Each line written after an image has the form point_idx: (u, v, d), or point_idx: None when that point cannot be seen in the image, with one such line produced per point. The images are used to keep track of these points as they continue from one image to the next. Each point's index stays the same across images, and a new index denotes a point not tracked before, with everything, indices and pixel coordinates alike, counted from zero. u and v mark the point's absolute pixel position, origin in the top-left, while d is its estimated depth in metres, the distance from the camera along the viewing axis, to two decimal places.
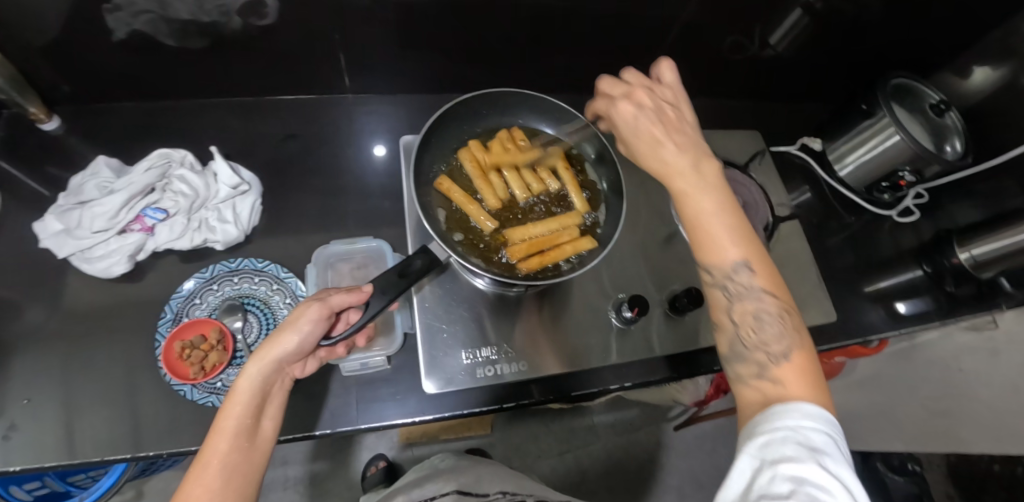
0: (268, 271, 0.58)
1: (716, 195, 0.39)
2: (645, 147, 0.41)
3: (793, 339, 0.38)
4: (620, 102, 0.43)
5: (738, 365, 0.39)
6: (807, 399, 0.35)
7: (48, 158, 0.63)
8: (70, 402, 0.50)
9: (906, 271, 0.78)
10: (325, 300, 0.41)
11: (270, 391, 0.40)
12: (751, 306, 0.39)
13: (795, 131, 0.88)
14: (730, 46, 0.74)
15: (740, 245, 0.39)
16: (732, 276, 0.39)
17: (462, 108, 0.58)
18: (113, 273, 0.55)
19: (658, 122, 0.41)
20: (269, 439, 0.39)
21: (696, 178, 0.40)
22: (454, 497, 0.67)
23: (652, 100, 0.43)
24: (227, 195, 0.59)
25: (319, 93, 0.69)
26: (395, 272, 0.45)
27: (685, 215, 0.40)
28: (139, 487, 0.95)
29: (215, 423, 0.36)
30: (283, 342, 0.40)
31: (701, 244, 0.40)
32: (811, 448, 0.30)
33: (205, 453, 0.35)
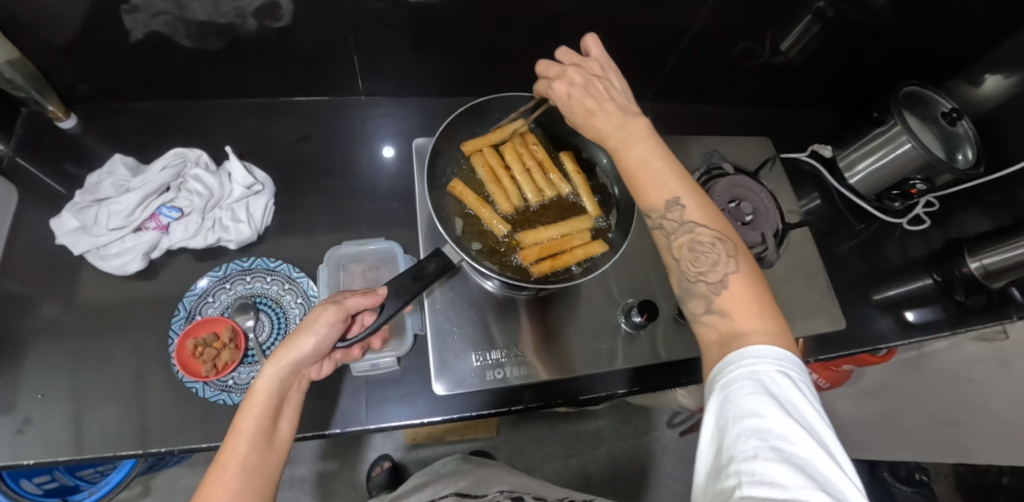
0: (280, 271, 0.58)
1: (647, 143, 0.40)
2: (579, 119, 0.42)
3: (730, 263, 0.38)
4: (554, 83, 0.43)
5: (688, 303, 0.38)
6: (752, 324, 0.34)
7: (65, 157, 0.64)
8: (84, 397, 0.51)
9: (916, 279, 0.78)
10: (341, 302, 0.42)
11: (287, 394, 0.40)
12: (686, 239, 0.39)
13: (805, 137, 0.88)
14: (741, 52, 0.75)
15: (670, 183, 0.39)
16: (667, 214, 0.39)
17: (475, 111, 0.59)
18: (127, 270, 0.56)
19: (588, 95, 0.42)
20: (286, 441, 0.39)
21: (624, 130, 0.40)
22: (453, 499, 0.69)
23: (582, 75, 0.43)
24: (240, 195, 0.60)
25: (331, 95, 0.70)
26: (410, 275, 0.45)
27: (623, 167, 0.41)
28: (146, 483, 0.96)
29: (234, 424, 0.36)
30: (300, 344, 0.40)
31: (636, 190, 0.40)
32: (769, 394, 0.30)
33: (224, 454, 0.35)
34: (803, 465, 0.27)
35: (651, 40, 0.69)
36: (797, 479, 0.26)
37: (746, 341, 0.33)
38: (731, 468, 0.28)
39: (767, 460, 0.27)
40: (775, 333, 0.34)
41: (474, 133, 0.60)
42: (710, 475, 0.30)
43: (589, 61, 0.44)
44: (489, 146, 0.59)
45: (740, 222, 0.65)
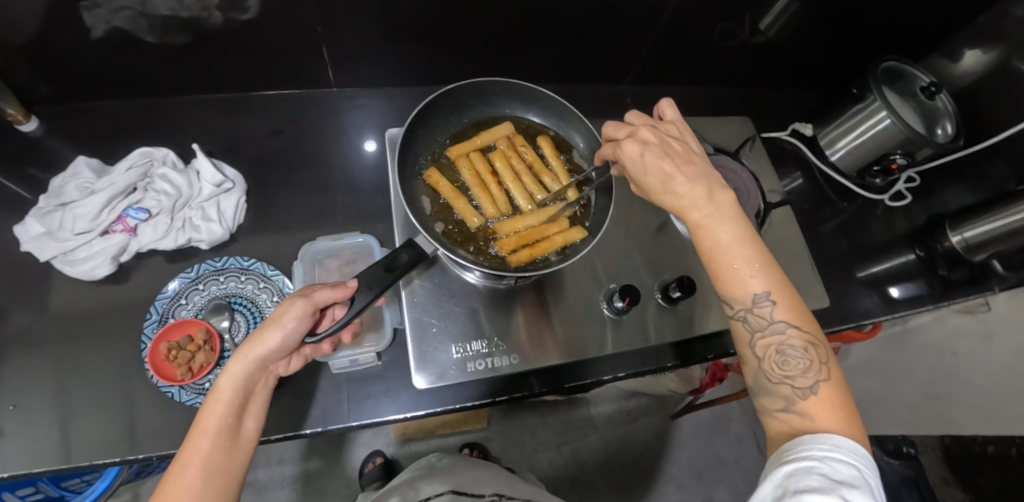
0: (255, 269, 0.57)
1: (735, 225, 0.39)
2: (655, 184, 0.41)
3: (821, 371, 0.37)
4: (624, 142, 0.42)
5: (764, 397, 0.38)
6: (837, 431, 0.34)
7: (28, 160, 0.61)
8: (58, 407, 0.49)
9: (899, 255, 0.78)
10: (309, 296, 0.41)
11: (253, 391, 0.39)
12: (774, 340, 0.38)
13: (787, 117, 0.87)
14: (720, 33, 0.74)
15: (760, 277, 0.38)
16: (753, 309, 0.38)
17: (448, 99, 0.57)
18: (97, 275, 0.54)
19: (664, 157, 0.40)
20: (252, 439, 0.38)
21: (712, 208, 0.39)
22: (449, 497, 0.68)
23: (655, 136, 0.43)
24: (211, 193, 0.58)
25: (305, 88, 0.68)
26: (381, 267, 0.44)
27: (702, 247, 0.39)
28: (135, 490, 0.95)
29: (196, 423, 0.36)
30: (266, 341, 0.39)
31: (719, 278, 0.39)
32: (835, 481, 0.30)
33: (186, 453, 0.35)
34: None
35: (629, 22, 0.68)
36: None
37: (825, 434, 0.34)
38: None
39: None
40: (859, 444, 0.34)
41: (449, 122, 0.59)
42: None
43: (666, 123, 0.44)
44: (476, 150, 0.57)
45: None
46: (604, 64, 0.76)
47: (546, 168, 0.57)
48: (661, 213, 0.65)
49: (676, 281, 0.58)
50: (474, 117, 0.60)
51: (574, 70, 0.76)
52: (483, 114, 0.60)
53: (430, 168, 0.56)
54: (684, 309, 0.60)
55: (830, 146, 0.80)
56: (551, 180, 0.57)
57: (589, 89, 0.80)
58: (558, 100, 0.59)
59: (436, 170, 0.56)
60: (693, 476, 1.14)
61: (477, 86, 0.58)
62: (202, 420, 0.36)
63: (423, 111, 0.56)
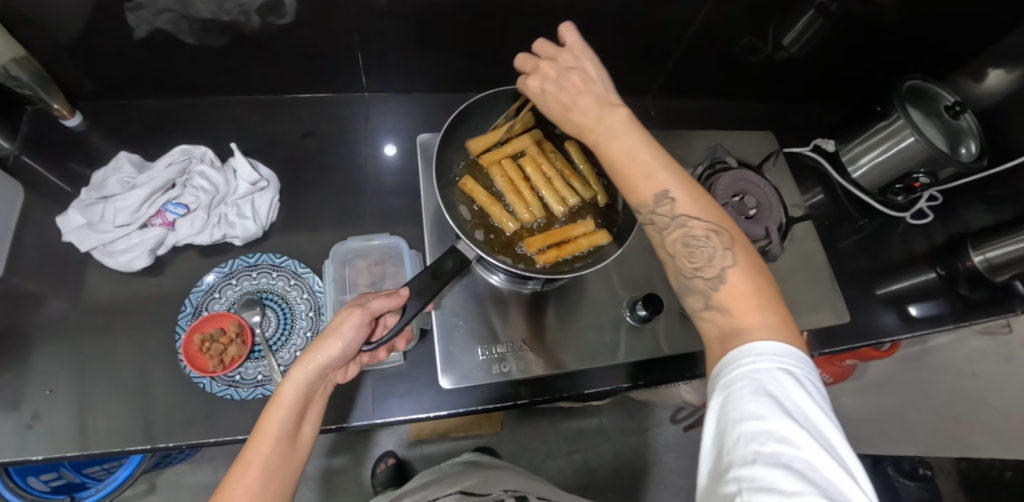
0: (286, 267, 0.58)
1: (630, 136, 0.38)
2: (557, 115, 0.41)
3: (727, 257, 0.36)
4: (527, 80, 0.43)
5: (687, 298, 0.37)
6: (754, 320, 0.33)
7: (70, 154, 0.64)
8: (92, 393, 0.51)
9: (919, 274, 0.78)
10: (365, 305, 0.41)
11: (312, 398, 0.40)
12: (679, 234, 0.37)
13: (808, 132, 0.88)
14: (744, 47, 0.75)
15: (657, 178, 0.37)
16: (656, 209, 0.37)
17: (479, 105, 0.59)
18: (133, 267, 0.56)
19: (562, 91, 0.41)
20: (309, 443, 0.39)
21: (603, 127, 0.39)
22: (456, 498, 0.71)
23: (556, 69, 0.42)
24: (246, 192, 0.60)
25: (336, 92, 0.70)
26: (430, 273, 0.46)
27: (608, 164, 0.39)
28: (152, 480, 0.97)
29: (258, 426, 0.36)
30: (326, 347, 0.40)
31: (625, 187, 0.38)
32: (769, 395, 0.28)
33: (248, 454, 0.36)
34: (804, 470, 0.26)
35: (654, 35, 0.69)
36: (799, 486, 0.25)
37: (748, 337, 0.32)
38: (730, 474, 0.27)
39: (766, 466, 0.26)
40: (778, 326, 0.33)
41: (479, 127, 0.60)
42: (712, 478, 0.29)
43: (563, 51, 0.42)
44: (508, 157, 0.58)
45: (744, 217, 0.64)
46: (628, 76, 0.77)
47: (573, 178, 0.58)
48: None
49: None
50: None
51: None
52: None
53: (466, 176, 0.57)
54: None
55: (852, 162, 0.79)
56: (580, 185, 0.58)
57: None
58: None
59: (471, 176, 0.57)
60: None
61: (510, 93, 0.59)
62: (263, 423, 0.37)
63: (456, 118, 0.57)
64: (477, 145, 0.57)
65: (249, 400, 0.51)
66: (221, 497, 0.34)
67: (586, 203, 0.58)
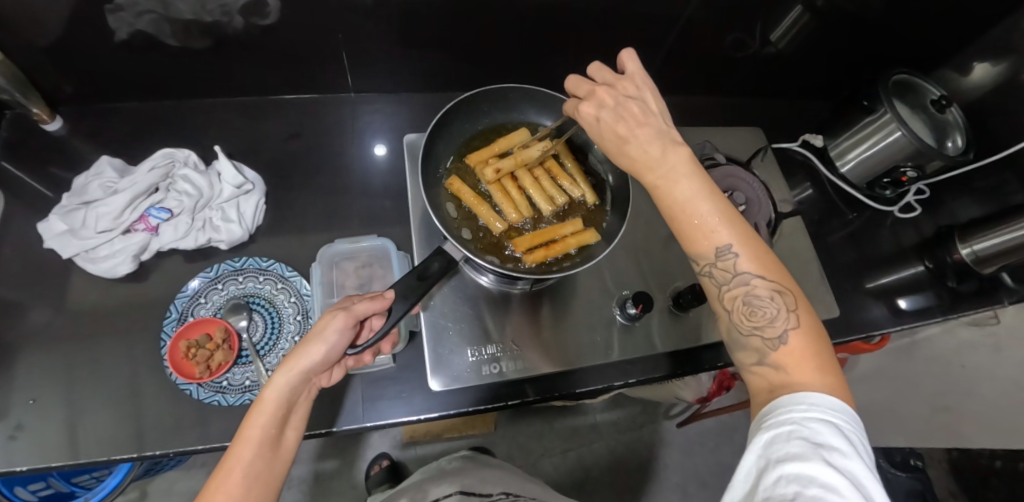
0: (273, 270, 0.58)
1: (691, 180, 0.36)
2: (611, 145, 0.39)
3: (790, 318, 0.35)
4: (580, 106, 0.40)
5: (738, 352, 0.37)
6: (813, 383, 0.32)
7: (51, 159, 0.63)
8: (77, 402, 0.50)
9: (907, 267, 0.78)
10: (349, 309, 0.41)
11: (296, 402, 0.40)
12: (740, 291, 0.36)
13: (797, 127, 0.88)
14: (732, 43, 0.75)
15: (718, 230, 0.36)
16: (718, 262, 0.36)
17: (465, 104, 0.58)
18: (117, 273, 0.55)
19: (620, 121, 0.38)
20: (292, 448, 0.39)
21: (664, 168, 0.36)
22: (457, 498, 0.68)
23: (612, 97, 0.39)
24: (231, 195, 0.59)
25: (322, 92, 0.69)
26: (415, 276, 0.46)
27: (665, 208, 0.37)
28: (143, 487, 0.96)
29: (241, 430, 0.36)
30: (310, 351, 0.40)
31: (683, 235, 0.37)
32: (818, 443, 0.28)
33: (231, 458, 0.35)
34: None
35: (641, 32, 0.69)
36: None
37: (802, 392, 0.32)
38: None
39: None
40: (838, 394, 0.32)
41: (466, 127, 0.60)
42: None
43: (622, 79, 0.40)
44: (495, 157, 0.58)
45: None
46: None
47: (561, 177, 0.58)
48: None
49: (688, 289, 0.59)
50: (490, 123, 0.61)
51: None
52: (498, 120, 0.61)
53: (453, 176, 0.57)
54: (694, 318, 0.61)
55: (840, 157, 0.80)
56: (568, 184, 0.57)
57: None
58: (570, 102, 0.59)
59: (458, 176, 0.57)
60: (699, 486, 1.13)
61: (496, 92, 0.59)
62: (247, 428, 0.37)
63: (442, 117, 0.57)
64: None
65: (237, 406, 0.50)
66: None
67: (574, 202, 0.58)
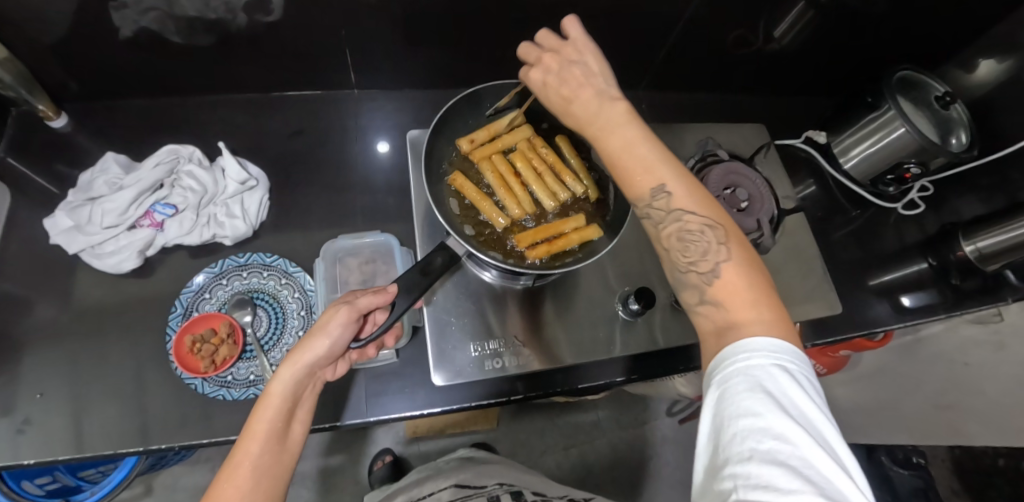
0: (277, 266, 0.57)
1: (625, 132, 0.38)
2: (558, 108, 0.41)
3: (722, 251, 0.36)
4: (529, 71, 0.42)
5: (682, 293, 0.37)
6: (748, 314, 0.33)
7: (57, 156, 0.63)
8: (84, 396, 0.51)
9: (911, 265, 0.79)
10: (352, 303, 0.41)
11: (301, 396, 0.40)
12: (674, 228, 0.37)
13: (800, 124, 0.88)
14: (735, 40, 0.75)
15: (656, 170, 0.37)
16: (653, 203, 0.37)
17: (468, 99, 0.58)
18: (123, 268, 0.56)
19: (564, 84, 0.40)
20: (298, 443, 0.39)
21: (602, 121, 0.39)
22: (451, 492, 0.70)
23: (559, 62, 0.41)
24: (235, 191, 0.59)
25: (326, 89, 0.70)
26: (419, 272, 0.46)
27: (606, 156, 0.39)
28: (148, 482, 0.96)
29: (247, 426, 0.36)
30: (314, 346, 0.40)
31: (622, 181, 0.38)
32: (766, 391, 0.28)
33: (238, 452, 0.36)
34: (801, 468, 0.25)
35: (643, 29, 0.69)
36: (794, 482, 0.25)
37: (741, 329, 0.32)
38: (725, 471, 0.27)
39: (763, 464, 0.26)
40: (773, 321, 0.32)
41: (468, 123, 0.60)
42: (707, 475, 0.28)
43: (567, 45, 0.41)
44: (498, 152, 0.58)
45: (735, 210, 0.62)
46: (620, 70, 0.77)
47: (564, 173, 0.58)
48: None
49: None
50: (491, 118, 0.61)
51: None
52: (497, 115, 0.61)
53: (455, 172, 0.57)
54: None
55: (844, 154, 0.80)
56: (571, 181, 0.57)
57: None
58: None
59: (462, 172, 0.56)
60: None
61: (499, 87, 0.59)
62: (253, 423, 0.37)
63: (445, 114, 0.57)
64: (468, 140, 0.56)
65: (242, 400, 0.51)
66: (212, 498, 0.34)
67: (576, 199, 0.58)
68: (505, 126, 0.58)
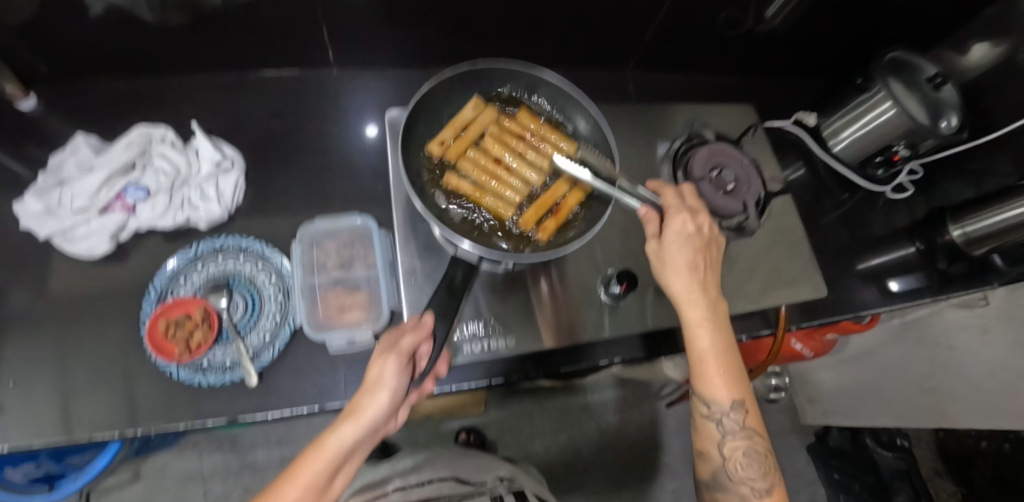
0: (253, 250, 0.56)
1: (727, 338, 0.46)
2: (675, 266, 0.47)
3: (769, 478, 0.46)
4: (678, 213, 0.48)
5: (722, 491, 0.47)
6: None
7: (28, 139, 0.61)
8: (58, 383, 0.50)
9: (899, 249, 0.79)
10: (399, 348, 0.41)
11: (355, 451, 0.42)
12: (740, 443, 0.46)
13: (792, 106, 0.86)
14: (726, 20, 0.73)
15: (744, 387, 0.46)
16: (728, 413, 0.46)
17: (436, 91, 0.53)
18: (95, 253, 0.54)
19: (695, 256, 0.47)
20: (336, 491, 0.42)
21: (711, 316, 0.46)
22: (453, 484, 0.71)
23: (703, 230, 0.49)
24: (210, 173, 0.58)
25: (305, 69, 0.68)
26: (446, 292, 0.46)
27: (698, 353, 0.46)
28: (136, 469, 0.96)
29: (296, 472, 0.39)
30: (375, 406, 0.40)
31: (709, 379, 0.46)
32: None
33: (279, 490, 0.39)
34: None
35: (631, 8, 0.67)
36: None
37: None
38: None
39: None
40: None
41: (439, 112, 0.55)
42: None
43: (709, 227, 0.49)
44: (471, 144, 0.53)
45: (722, 192, 0.61)
46: (608, 50, 0.75)
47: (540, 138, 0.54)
48: None
49: None
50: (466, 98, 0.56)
51: (573, 55, 0.75)
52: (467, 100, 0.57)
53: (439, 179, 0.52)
54: None
55: (833, 136, 0.79)
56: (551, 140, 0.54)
57: (590, 75, 0.79)
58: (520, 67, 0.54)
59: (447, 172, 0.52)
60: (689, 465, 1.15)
61: (467, 73, 0.54)
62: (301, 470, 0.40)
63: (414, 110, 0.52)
64: (438, 144, 0.52)
65: (218, 386, 0.50)
66: None
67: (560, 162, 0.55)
68: (468, 115, 0.53)
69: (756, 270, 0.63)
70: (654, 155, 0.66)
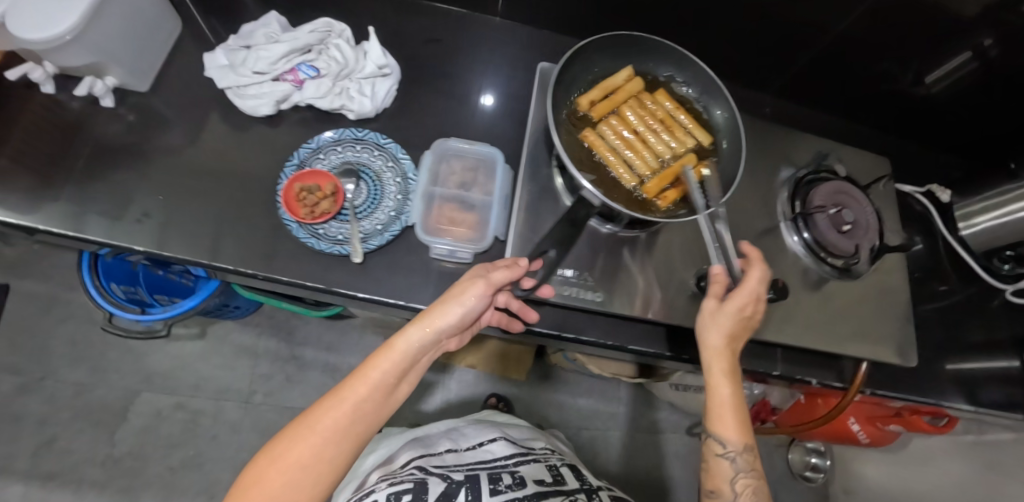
0: (388, 149, 0.61)
1: (740, 391, 0.49)
2: (721, 327, 0.48)
3: None
4: (738, 294, 0.48)
5: None
6: None
7: (229, 6, 0.70)
8: (197, 210, 0.57)
9: (1002, 360, 0.72)
10: (489, 279, 0.46)
11: (419, 358, 0.45)
12: (751, 482, 0.48)
13: (925, 177, 0.82)
14: (879, 72, 0.72)
15: (750, 435, 0.48)
16: (739, 454, 0.48)
17: (592, 48, 0.55)
18: (259, 112, 0.61)
19: (737, 322, 0.48)
20: (397, 402, 0.45)
21: (728, 370, 0.48)
22: (505, 444, 0.69)
23: (753, 306, 0.48)
24: (371, 73, 0.63)
25: (472, 9, 0.72)
26: (569, 221, 0.50)
27: (710, 396, 0.49)
28: (203, 327, 1.05)
29: (365, 368, 0.42)
30: (446, 314, 0.45)
31: (717, 421, 0.48)
32: None
33: (346, 389, 0.42)
34: None
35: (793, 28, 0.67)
36: None
37: None
38: None
39: None
40: None
41: (590, 71, 0.56)
42: None
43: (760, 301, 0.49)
44: (613, 106, 0.54)
45: (837, 230, 0.60)
46: (755, 68, 0.75)
47: (677, 122, 0.55)
48: (771, 218, 0.63)
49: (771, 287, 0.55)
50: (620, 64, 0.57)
51: (721, 63, 0.75)
52: (613, 64, 0.57)
53: (577, 130, 0.53)
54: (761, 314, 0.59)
55: (965, 220, 0.74)
56: (688, 124, 0.54)
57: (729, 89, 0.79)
58: (674, 47, 0.55)
59: (586, 127, 0.53)
60: None
61: (625, 40, 0.55)
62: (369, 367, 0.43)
63: (568, 60, 0.53)
64: (586, 100, 0.54)
65: (326, 253, 0.55)
66: (313, 413, 0.40)
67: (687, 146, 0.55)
68: (619, 81, 0.55)
69: (846, 317, 0.61)
70: (777, 177, 0.66)
